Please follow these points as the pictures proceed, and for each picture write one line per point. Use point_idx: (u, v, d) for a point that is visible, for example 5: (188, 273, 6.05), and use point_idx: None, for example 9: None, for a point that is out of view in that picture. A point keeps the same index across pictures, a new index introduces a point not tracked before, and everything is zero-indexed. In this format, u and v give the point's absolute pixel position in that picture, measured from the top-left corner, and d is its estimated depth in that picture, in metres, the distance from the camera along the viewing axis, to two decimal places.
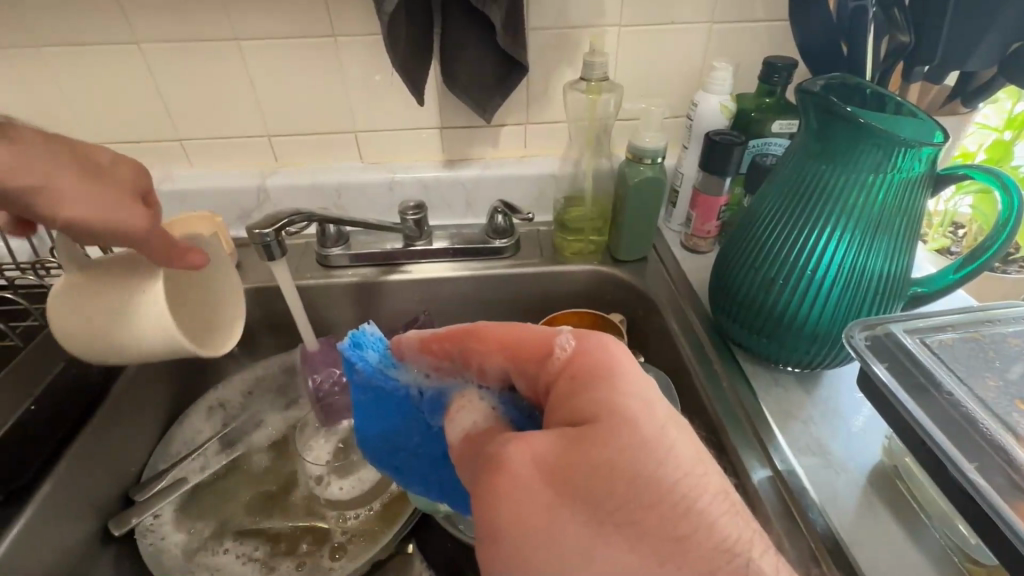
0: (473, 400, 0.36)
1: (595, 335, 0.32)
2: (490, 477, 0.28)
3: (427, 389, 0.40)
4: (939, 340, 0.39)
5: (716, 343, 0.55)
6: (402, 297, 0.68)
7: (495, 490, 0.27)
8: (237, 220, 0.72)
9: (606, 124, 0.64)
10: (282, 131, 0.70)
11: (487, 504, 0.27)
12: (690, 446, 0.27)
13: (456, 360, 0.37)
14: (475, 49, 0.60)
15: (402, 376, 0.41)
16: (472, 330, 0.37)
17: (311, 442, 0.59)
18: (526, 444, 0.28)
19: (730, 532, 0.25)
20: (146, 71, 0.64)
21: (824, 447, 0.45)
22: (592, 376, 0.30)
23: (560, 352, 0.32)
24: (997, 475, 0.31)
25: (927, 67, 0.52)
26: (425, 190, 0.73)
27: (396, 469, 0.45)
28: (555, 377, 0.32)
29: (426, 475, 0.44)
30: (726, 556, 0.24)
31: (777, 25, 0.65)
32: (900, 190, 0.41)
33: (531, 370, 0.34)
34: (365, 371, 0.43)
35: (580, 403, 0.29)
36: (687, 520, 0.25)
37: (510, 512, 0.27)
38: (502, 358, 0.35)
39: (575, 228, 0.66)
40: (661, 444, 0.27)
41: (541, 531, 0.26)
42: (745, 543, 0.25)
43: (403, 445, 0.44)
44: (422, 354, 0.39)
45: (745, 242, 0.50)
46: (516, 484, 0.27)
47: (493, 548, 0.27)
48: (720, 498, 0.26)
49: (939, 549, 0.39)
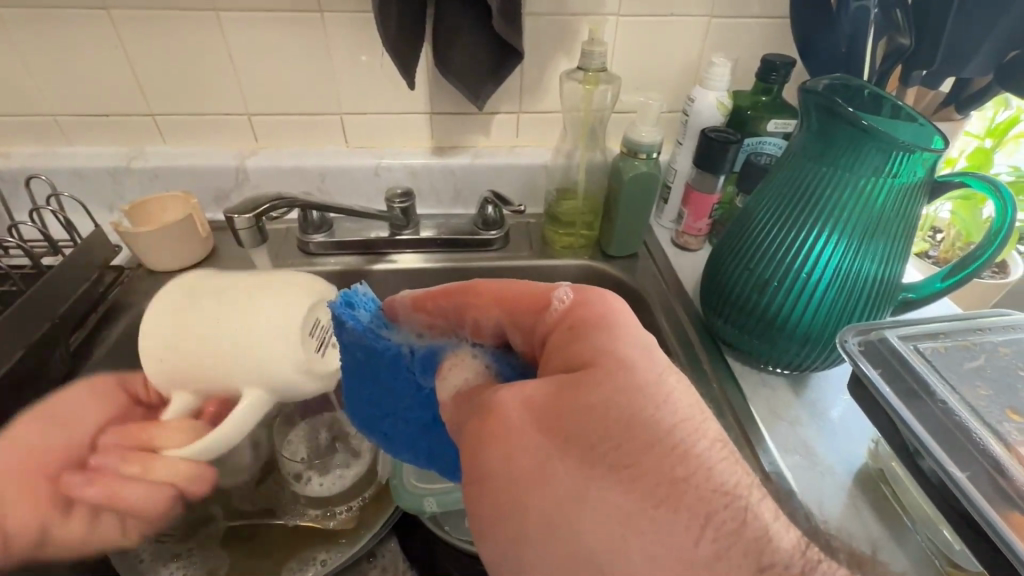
0: (464, 359, 0.35)
1: (597, 291, 0.32)
2: (482, 426, 0.27)
3: (419, 348, 0.38)
4: (931, 347, 0.39)
5: (705, 343, 0.55)
6: (387, 287, 0.66)
7: (489, 435, 0.27)
8: (214, 203, 0.69)
9: (602, 116, 0.62)
10: (264, 111, 0.67)
11: (476, 447, 0.27)
12: (687, 394, 0.27)
13: (452, 317, 0.37)
14: (477, 29, 0.58)
15: (393, 337, 0.39)
16: (470, 287, 0.37)
17: (290, 436, 0.56)
18: (519, 387, 0.28)
19: (729, 477, 0.24)
20: (116, 39, 0.60)
21: (810, 449, 0.45)
22: (589, 325, 0.30)
23: (558, 304, 0.32)
24: (986, 484, 0.31)
25: (925, 72, 0.52)
26: (413, 177, 0.71)
27: (384, 435, 0.43)
28: (551, 327, 0.32)
29: (413, 441, 0.41)
30: (722, 500, 0.23)
31: (773, 23, 0.64)
32: (899, 196, 0.41)
33: (526, 324, 0.34)
34: (355, 330, 0.39)
35: (576, 350, 0.29)
36: (685, 463, 0.24)
37: (503, 462, 0.26)
38: (499, 313, 0.35)
39: (566, 222, 0.65)
40: (659, 390, 0.26)
41: (531, 480, 0.25)
42: (744, 488, 0.24)
43: (389, 411, 0.41)
44: (415, 312, 0.39)
45: (741, 242, 0.50)
46: (508, 428, 0.26)
47: (483, 493, 0.26)
48: (717, 446, 0.25)
49: (920, 551, 0.39)
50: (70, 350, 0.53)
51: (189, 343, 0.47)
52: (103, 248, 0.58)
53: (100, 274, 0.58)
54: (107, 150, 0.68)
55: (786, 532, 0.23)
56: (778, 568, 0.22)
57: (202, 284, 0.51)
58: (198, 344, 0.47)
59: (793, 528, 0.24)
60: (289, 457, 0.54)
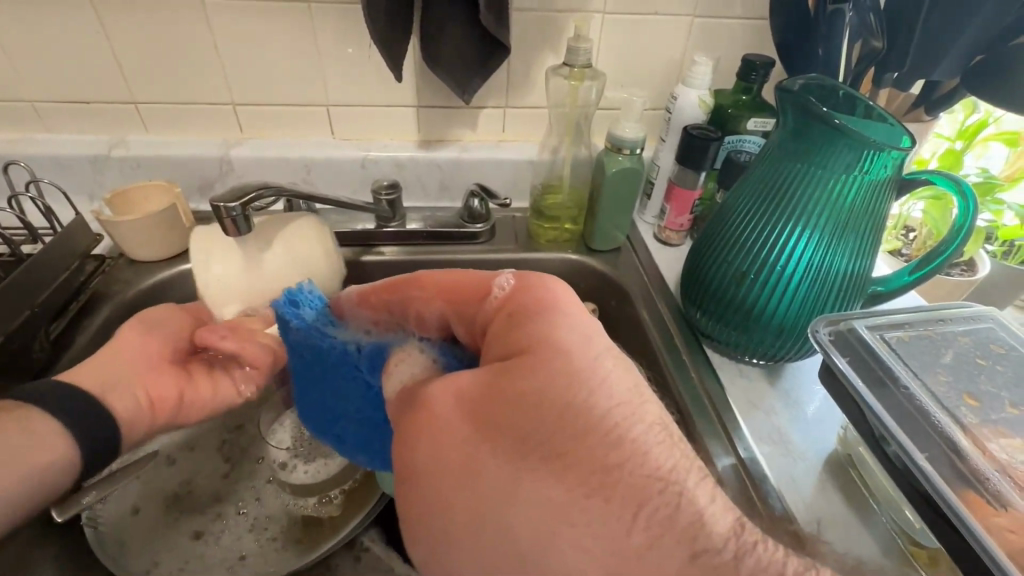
0: (412, 353, 0.36)
1: (537, 277, 0.32)
2: (416, 419, 0.28)
3: (366, 345, 0.40)
4: (896, 336, 0.41)
5: (686, 335, 0.56)
6: (371, 280, 0.67)
7: (422, 429, 0.28)
8: (198, 193, 0.69)
9: (586, 111, 0.63)
10: (248, 101, 0.66)
11: (411, 441, 0.28)
12: (625, 379, 0.28)
13: (396, 312, 0.39)
14: (464, 26, 0.58)
15: (341, 335, 0.42)
16: (413, 279, 0.37)
17: (275, 424, 0.57)
18: (452, 381, 0.29)
19: (664, 461, 0.25)
20: (97, 26, 0.59)
21: (784, 437, 0.47)
22: (529, 312, 0.30)
23: (498, 292, 0.32)
24: (945, 466, 0.33)
25: (896, 74, 0.54)
26: (399, 170, 0.71)
27: (336, 437, 0.45)
28: (492, 317, 0.32)
29: (364, 442, 0.43)
30: (655, 485, 0.24)
31: (755, 23, 0.66)
32: (869, 193, 0.43)
33: (468, 313, 0.34)
34: (300, 328, 0.43)
35: (514, 340, 0.30)
36: (619, 449, 0.25)
37: (432, 457, 0.27)
38: (441, 304, 0.35)
39: (551, 216, 0.66)
40: (593, 376, 0.27)
41: (463, 472, 0.26)
42: (681, 472, 0.25)
43: (344, 412, 0.42)
44: (362, 308, 0.41)
45: (721, 235, 0.51)
46: (442, 422, 0.28)
47: (420, 487, 0.27)
48: (655, 429, 0.26)
49: (886, 534, 0.41)
50: (51, 338, 0.52)
51: (232, 293, 0.53)
52: (84, 236, 0.57)
53: (81, 262, 0.58)
54: (87, 138, 0.67)
55: (723, 515, 0.24)
56: (710, 553, 0.22)
57: (205, 239, 0.53)
58: (244, 286, 0.53)
59: (731, 511, 0.24)
60: (274, 444, 0.55)
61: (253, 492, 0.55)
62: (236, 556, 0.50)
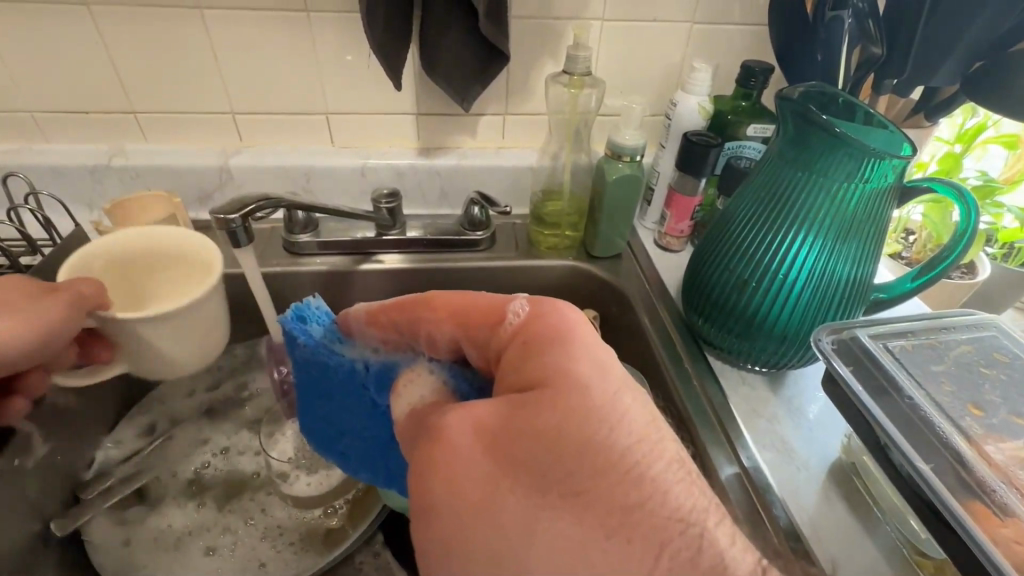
0: (421, 373, 0.36)
1: (551, 302, 0.32)
2: (430, 451, 0.28)
3: (374, 362, 0.40)
4: (900, 345, 0.41)
5: (687, 342, 0.56)
6: (372, 290, 0.66)
7: (435, 460, 0.27)
8: (197, 201, 0.69)
9: (586, 119, 0.63)
10: (247, 110, 0.66)
11: (424, 469, 0.28)
12: (643, 411, 0.28)
13: (404, 331, 0.38)
14: (462, 33, 0.58)
15: (348, 352, 0.41)
16: (422, 299, 0.37)
17: (279, 436, 0.57)
18: (469, 411, 0.28)
19: (684, 501, 0.25)
20: (96, 36, 0.59)
21: (787, 445, 0.47)
22: (546, 341, 0.30)
23: (513, 318, 0.32)
24: (949, 475, 0.33)
25: (895, 81, 0.54)
26: (399, 178, 0.71)
27: (340, 454, 0.45)
28: (506, 343, 0.32)
29: (370, 458, 0.43)
30: (677, 527, 0.24)
31: (754, 29, 0.66)
32: (870, 200, 0.43)
33: (481, 339, 0.34)
34: (307, 346, 0.41)
35: (529, 369, 0.30)
36: (640, 489, 0.25)
37: (448, 492, 0.26)
38: (452, 327, 0.35)
39: (552, 223, 0.66)
40: (613, 411, 0.27)
41: (481, 507, 0.26)
42: (700, 513, 0.24)
43: (349, 430, 0.43)
44: (369, 327, 0.40)
45: (722, 242, 0.51)
46: (457, 458, 0.27)
47: (433, 519, 0.27)
48: (674, 466, 0.26)
49: (891, 543, 0.41)
50: None
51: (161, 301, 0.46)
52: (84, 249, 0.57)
53: None
54: (84, 147, 0.67)
55: (743, 557, 0.24)
56: None
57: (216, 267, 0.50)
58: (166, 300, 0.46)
59: (751, 551, 0.24)
60: (278, 457, 0.55)
61: (259, 504, 0.54)
62: (257, 563, 0.49)
